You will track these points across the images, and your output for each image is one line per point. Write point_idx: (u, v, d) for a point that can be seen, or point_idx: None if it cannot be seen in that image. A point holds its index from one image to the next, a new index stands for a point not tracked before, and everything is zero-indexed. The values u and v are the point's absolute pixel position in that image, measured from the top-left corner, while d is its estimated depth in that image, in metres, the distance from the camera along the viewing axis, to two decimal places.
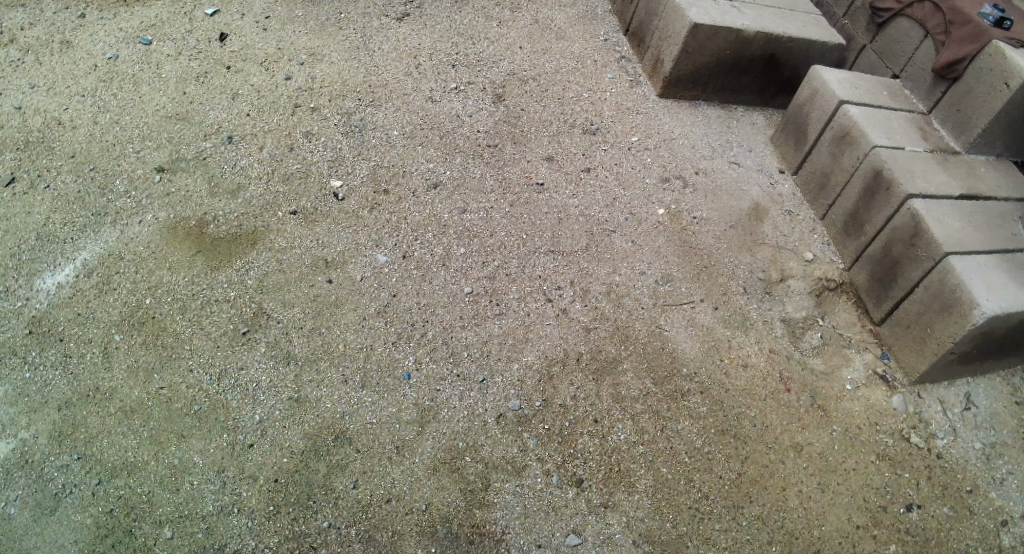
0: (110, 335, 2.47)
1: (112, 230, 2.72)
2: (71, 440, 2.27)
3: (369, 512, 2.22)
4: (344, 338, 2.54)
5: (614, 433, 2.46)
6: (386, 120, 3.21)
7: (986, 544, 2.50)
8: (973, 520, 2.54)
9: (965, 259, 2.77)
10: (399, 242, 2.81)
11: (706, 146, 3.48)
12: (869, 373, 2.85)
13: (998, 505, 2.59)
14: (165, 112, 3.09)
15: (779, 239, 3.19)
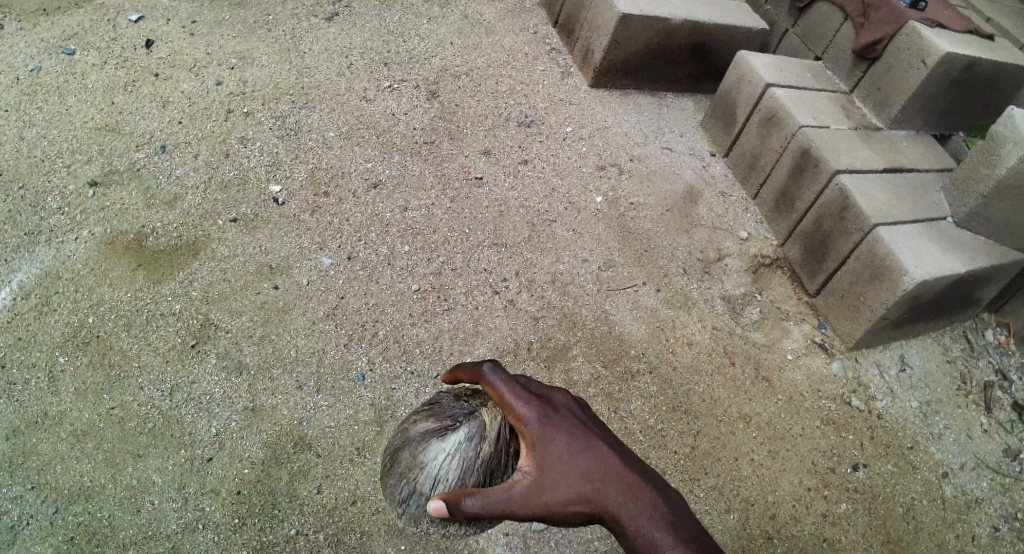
0: (54, 358, 2.41)
1: (47, 249, 2.65)
2: (23, 470, 2.21)
3: (335, 515, 2.23)
4: (295, 343, 2.53)
5: None
6: (321, 121, 3.18)
7: (930, 496, 2.64)
8: (916, 474, 2.69)
9: (892, 230, 2.92)
10: (342, 244, 2.80)
11: (638, 133, 3.55)
12: (809, 343, 2.97)
13: (938, 458, 2.75)
14: (94, 124, 3.01)
15: (714, 220, 3.28)
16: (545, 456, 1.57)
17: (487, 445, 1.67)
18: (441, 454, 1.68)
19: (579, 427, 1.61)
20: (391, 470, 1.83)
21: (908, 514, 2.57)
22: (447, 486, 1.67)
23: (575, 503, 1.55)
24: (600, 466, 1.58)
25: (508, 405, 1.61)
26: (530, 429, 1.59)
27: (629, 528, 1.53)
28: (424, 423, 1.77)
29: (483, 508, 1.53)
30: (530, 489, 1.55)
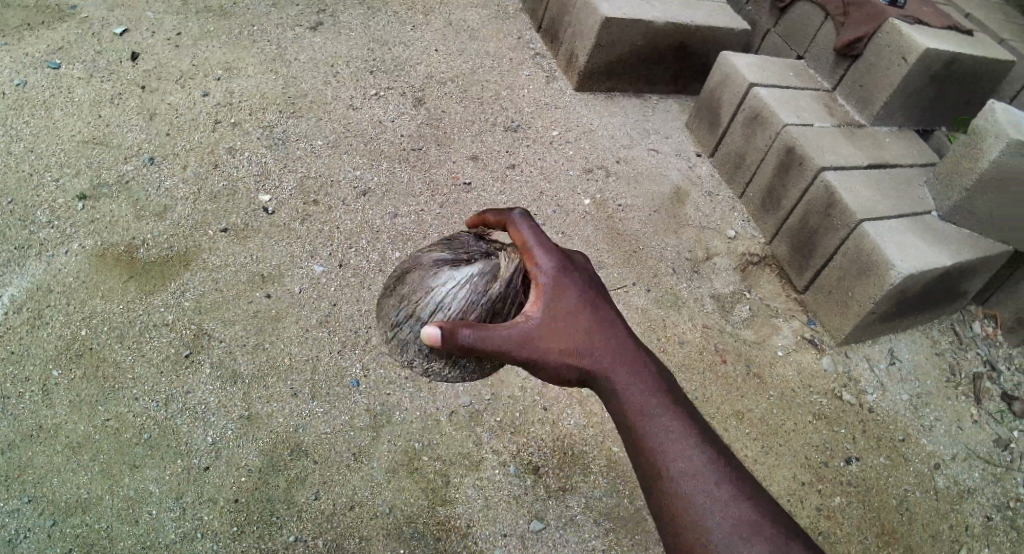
0: (48, 371, 2.41)
1: (38, 263, 2.64)
2: (18, 484, 2.20)
3: (333, 521, 2.24)
4: (288, 351, 2.54)
5: (564, 419, 2.53)
6: (309, 130, 3.19)
7: (922, 487, 2.67)
8: (908, 465, 2.72)
9: (877, 225, 2.95)
10: (333, 251, 2.81)
11: (624, 135, 3.58)
12: (799, 339, 3.01)
13: (929, 450, 2.78)
14: (82, 137, 3.01)
15: (702, 219, 3.31)
16: (552, 306, 1.68)
17: (496, 285, 1.86)
18: (451, 282, 1.89)
19: (590, 290, 1.72)
20: (394, 292, 2.04)
21: (902, 506, 2.60)
22: (449, 310, 1.87)
23: (569, 354, 1.66)
24: (602, 326, 1.69)
25: (530, 252, 1.72)
26: (545, 278, 1.70)
27: (616, 380, 1.65)
28: (440, 254, 1.98)
29: (477, 341, 1.62)
30: (531, 331, 1.66)
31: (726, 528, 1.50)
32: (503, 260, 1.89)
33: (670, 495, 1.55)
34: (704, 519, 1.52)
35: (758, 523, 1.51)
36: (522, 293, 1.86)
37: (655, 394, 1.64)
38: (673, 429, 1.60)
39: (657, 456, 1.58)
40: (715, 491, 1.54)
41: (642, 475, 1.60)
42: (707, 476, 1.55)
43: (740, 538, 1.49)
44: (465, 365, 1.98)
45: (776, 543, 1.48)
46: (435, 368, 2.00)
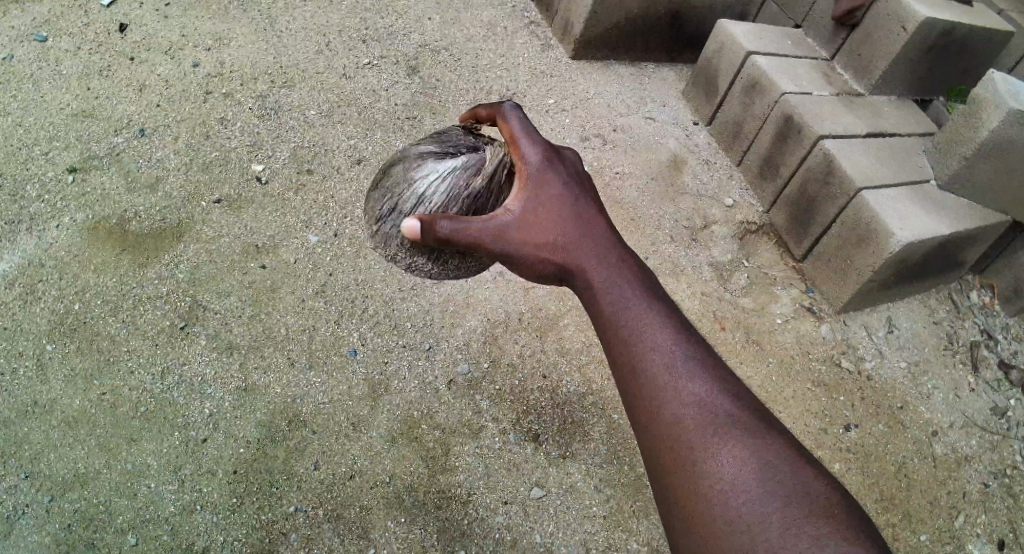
0: (41, 346, 2.39)
1: (29, 238, 2.61)
2: (14, 460, 2.19)
3: (333, 491, 2.24)
4: (285, 321, 2.52)
5: (564, 386, 2.52)
6: (302, 100, 3.14)
7: (921, 454, 2.67)
8: (906, 433, 2.72)
9: (877, 193, 2.93)
10: (329, 221, 2.78)
11: (620, 103, 3.53)
12: (798, 307, 3.00)
13: (927, 417, 2.78)
14: (71, 110, 2.95)
15: (700, 187, 3.29)
16: (535, 197, 1.69)
17: (479, 179, 1.82)
18: (433, 175, 1.83)
19: (574, 184, 1.74)
20: (378, 186, 1.97)
21: (900, 472, 2.60)
22: (429, 205, 1.82)
23: (548, 244, 1.67)
24: (582, 219, 1.71)
25: (517, 145, 1.75)
26: (530, 170, 1.71)
27: (592, 272, 1.67)
28: (426, 146, 1.92)
29: (455, 231, 1.63)
30: (512, 222, 1.67)
31: (702, 422, 1.51)
32: (489, 154, 1.85)
33: (644, 386, 1.57)
34: (678, 412, 1.53)
35: (733, 418, 1.52)
36: (505, 189, 1.83)
37: (630, 285, 1.66)
38: (651, 323, 1.62)
39: (632, 349, 1.60)
40: (691, 384, 1.56)
41: (615, 366, 1.63)
42: (683, 370, 1.57)
43: (715, 430, 1.50)
44: (446, 266, 1.92)
45: (750, 438, 1.49)
46: (416, 266, 1.94)
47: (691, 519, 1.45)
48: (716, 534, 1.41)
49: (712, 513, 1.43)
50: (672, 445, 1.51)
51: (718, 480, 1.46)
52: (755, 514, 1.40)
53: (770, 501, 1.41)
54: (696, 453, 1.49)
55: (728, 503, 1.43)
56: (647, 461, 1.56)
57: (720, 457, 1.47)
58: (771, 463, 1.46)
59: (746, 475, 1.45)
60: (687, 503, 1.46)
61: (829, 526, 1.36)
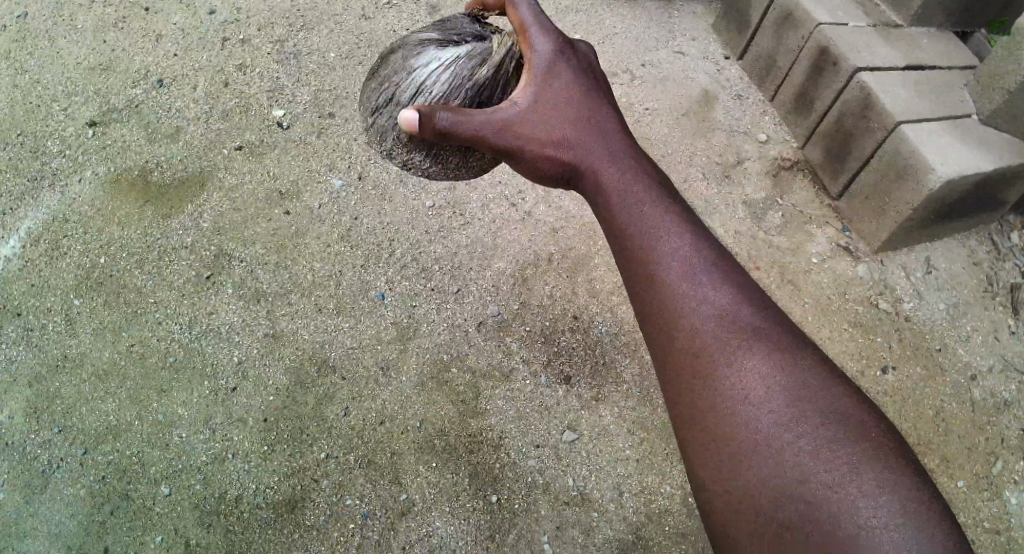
0: (70, 302, 2.40)
1: (52, 194, 2.60)
2: (48, 415, 2.23)
3: (364, 437, 2.24)
4: (312, 267, 2.49)
5: (595, 327, 2.47)
6: (320, 43, 3.02)
7: (959, 399, 2.58)
8: (945, 377, 2.62)
9: (916, 127, 2.79)
10: (352, 164, 2.71)
11: (648, 38, 3.37)
12: (834, 246, 2.90)
13: (966, 361, 2.67)
14: (87, 65, 2.90)
15: (732, 123, 3.17)
16: (544, 91, 1.63)
17: (483, 70, 1.72)
18: (435, 63, 1.73)
19: (585, 78, 1.67)
20: (375, 75, 1.86)
21: (937, 417, 2.53)
22: (430, 94, 1.72)
23: (557, 142, 1.63)
24: (592, 116, 1.66)
25: (527, 35, 1.67)
26: (540, 61, 1.64)
27: (601, 169, 1.63)
28: (427, 33, 1.81)
29: (456, 124, 1.57)
30: (518, 116, 1.61)
31: (722, 338, 1.48)
32: (495, 44, 1.74)
33: (660, 293, 1.54)
34: (698, 325, 1.49)
35: (755, 331, 1.48)
36: (512, 82, 1.73)
37: (639, 184, 1.63)
38: (666, 228, 1.58)
39: (647, 255, 1.56)
40: (711, 295, 1.52)
41: (628, 272, 1.60)
42: (702, 280, 1.53)
43: (739, 345, 1.47)
44: (444, 164, 1.81)
45: (776, 354, 1.45)
46: (412, 163, 1.83)
47: (713, 439, 1.42)
48: (741, 456, 1.38)
49: (735, 434, 1.40)
50: (691, 362, 1.48)
51: (741, 398, 1.42)
52: (781, 435, 1.36)
53: (797, 421, 1.36)
54: (716, 372, 1.46)
55: (752, 423, 1.39)
56: (662, 367, 1.54)
57: (743, 374, 1.44)
58: (799, 382, 1.41)
59: (772, 394, 1.40)
60: (708, 422, 1.43)
61: (860, 448, 1.31)
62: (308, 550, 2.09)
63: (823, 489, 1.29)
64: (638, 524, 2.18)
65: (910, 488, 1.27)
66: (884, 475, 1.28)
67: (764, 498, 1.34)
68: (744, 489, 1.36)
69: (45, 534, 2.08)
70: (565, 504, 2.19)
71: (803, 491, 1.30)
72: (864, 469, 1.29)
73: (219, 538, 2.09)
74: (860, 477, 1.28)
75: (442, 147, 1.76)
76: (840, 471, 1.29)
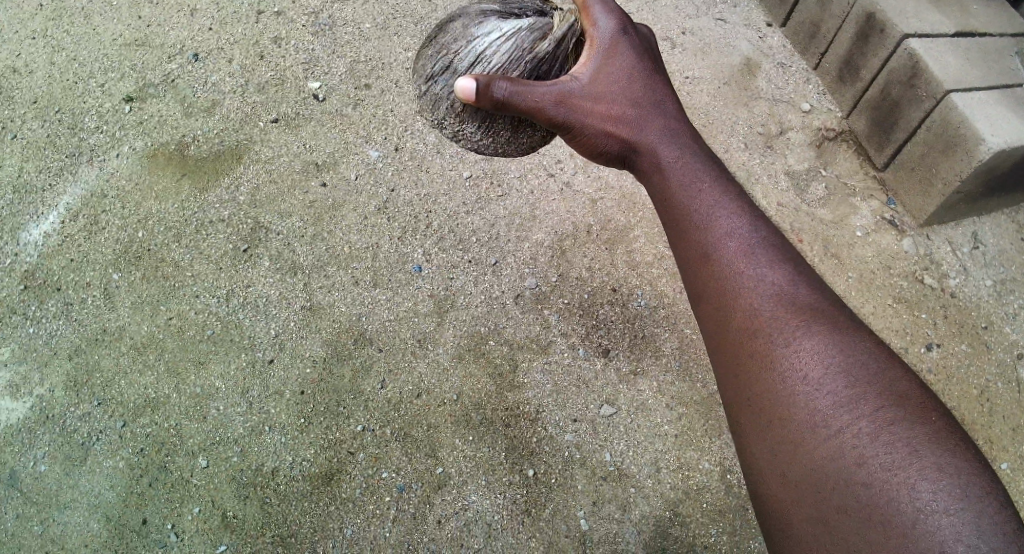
0: (108, 275, 2.42)
1: (90, 169, 2.61)
2: (87, 388, 2.25)
3: (401, 410, 2.22)
4: (348, 240, 2.48)
5: (634, 300, 2.43)
6: (356, 14, 2.99)
7: (1005, 378, 2.50)
8: (991, 355, 2.54)
9: (966, 96, 2.68)
10: (388, 135, 2.68)
11: (688, 5, 3.27)
12: (878, 219, 2.81)
13: (1013, 339, 2.57)
14: (123, 40, 2.90)
15: (774, 92, 3.08)
16: (604, 67, 1.61)
17: (544, 44, 1.65)
18: (496, 33, 1.66)
19: (645, 56, 1.63)
20: (432, 42, 1.77)
21: (982, 396, 2.45)
22: (489, 65, 1.65)
23: (614, 118, 1.60)
24: (651, 95, 1.62)
25: (588, 9, 1.64)
26: (602, 36, 1.62)
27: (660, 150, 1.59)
28: (488, 4, 1.74)
29: (513, 94, 1.55)
30: (577, 90, 1.59)
31: (781, 317, 1.40)
32: (556, 19, 1.68)
33: (717, 272, 1.48)
34: (756, 304, 1.42)
35: (814, 311, 1.40)
36: (571, 59, 1.67)
37: (700, 165, 1.57)
38: (722, 205, 1.52)
39: (704, 232, 1.51)
40: (770, 274, 1.44)
41: (683, 250, 1.53)
42: (760, 258, 1.46)
43: (799, 325, 1.38)
44: (496, 137, 1.73)
45: (837, 334, 1.36)
46: (463, 134, 1.74)
47: (768, 421, 1.36)
48: (798, 439, 1.30)
49: (793, 416, 1.32)
50: (748, 343, 1.41)
51: (800, 379, 1.34)
52: (840, 418, 1.28)
53: (857, 404, 1.27)
54: (773, 353, 1.38)
55: (809, 405, 1.31)
56: (717, 347, 1.48)
57: (801, 354, 1.36)
58: (860, 362, 1.32)
59: (832, 375, 1.32)
60: (765, 404, 1.36)
61: (922, 432, 1.22)
62: (345, 522, 2.09)
63: (882, 472, 1.21)
64: (675, 501, 2.15)
65: (972, 473, 1.18)
66: (946, 459, 1.19)
67: (820, 484, 1.26)
68: (801, 472, 1.29)
69: (86, 506, 2.11)
70: (603, 479, 2.16)
71: (861, 475, 1.22)
72: (924, 451, 1.20)
73: (256, 510, 2.10)
74: (920, 460, 1.19)
75: (496, 119, 1.68)
76: (899, 454, 1.21)
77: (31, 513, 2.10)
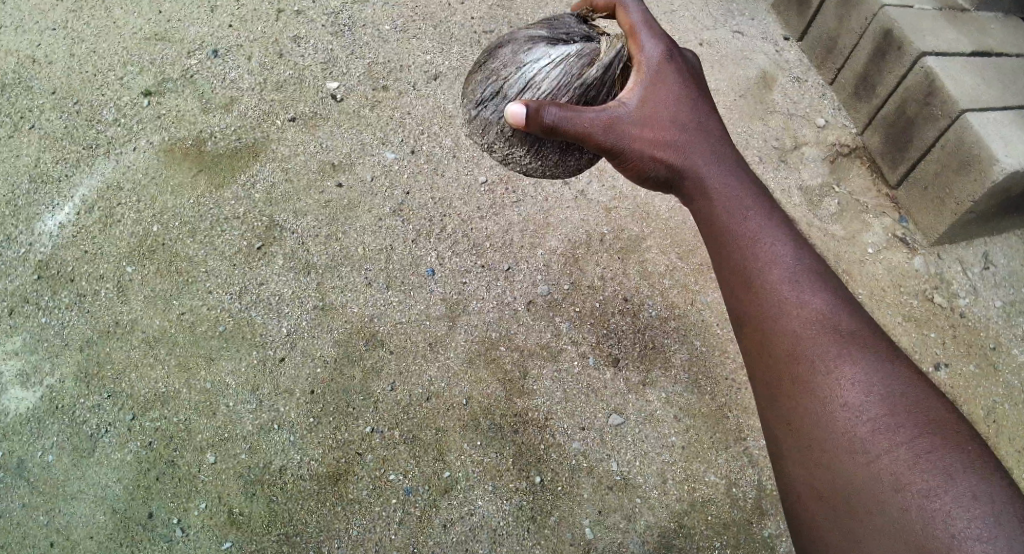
0: (122, 268, 2.43)
1: (107, 162, 2.63)
2: (98, 380, 2.26)
3: (409, 412, 2.23)
4: (362, 241, 2.49)
5: (645, 310, 2.43)
6: (376, 15, 3.00)
7: (1013, 400, 2.49)
8: (999, 377, 2.53)
9: (982, 115, 2.68)
10: (405, 138, 2.70)
11: (707, 17, 3.28)
12: (890, 237, 2.81)
13: (1022, 361, 2.57)
14: (143, 34, 2.91)
15: (790, 107, 3.09)
16: (652, 93, 1.67)
17: (592, 70, 1.72)
18: (545, 59, 1.73)
19: (691, 84, 1.70)
20: (482, 68, 1.85)
21: (989, 417, 2.45)
22: (539, 90, 1.73)
23: (663, 144, 1.66)
24: (697, 121, 1.68)
25: (636, 36, 1.72)
26: (649, 63, 1.69)
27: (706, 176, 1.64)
28: (535, 31, 1.81)
29: (563, 120, 1.60)
30: (627, 116, 1.65)
31: (823, 343, 1.45)
32: (603, 46, 1.76)
33: (760, 297, 1.53)
34: (797, 330, 1.47)
35: (854, 338, 1.45)
36: (618, 84, 1.74)
37: (745, 192, 1.63)
38: (766, 232, 1.58)
39: (748, 258, 1.56)
40: (812, 300, 1.49)
41: (726, 274, 1.59)
42: (802, 285, 1.51)
43: (838, 351, 1.43)
44: (543, 160, 1.80)
45: (876, 361, 1.41)
46: (512, 157, 1.81)
47: (807, 444, 1.41)
48: (836, 462, 1.36)
49: (831, 440, 1.38)
50: (790, 368, 1.47)
51: (840, 406, 1.39)
52: (879, 444, 1.33)
53: (896, 431, 1.33)
54: (813, 379, 1.43)
55: (849, 432, 1.36)
56: (758, 371, 1.53)
57: (842, 381, 1.41)
58: (898, 390, 1.37)
59: (872, 403, 1.37)
60: (805, 428, 1.42)
61: (958, 460, 1.27)
62: (350, 522, 2.09)
63: (919, 498, 1.26)
64: (680, 512, 2.15)
65: (1005, 501, 1.23)
66: (981, 487, 1.24)
67: (858, 508, 1.32)
68: (839, 496, 1.35)
69: (92, 498, 2.11)
70: (609, 488, 2.16)
71: (898, 499, 1.28)
72: (960, 479, 1.25)
73: (263, 508, 2.10)
74: (956, 487, 1.25)
75: (544, 144, 1.76)
76: (935, 482, 1.26)
77: (37, 503, 2.11)
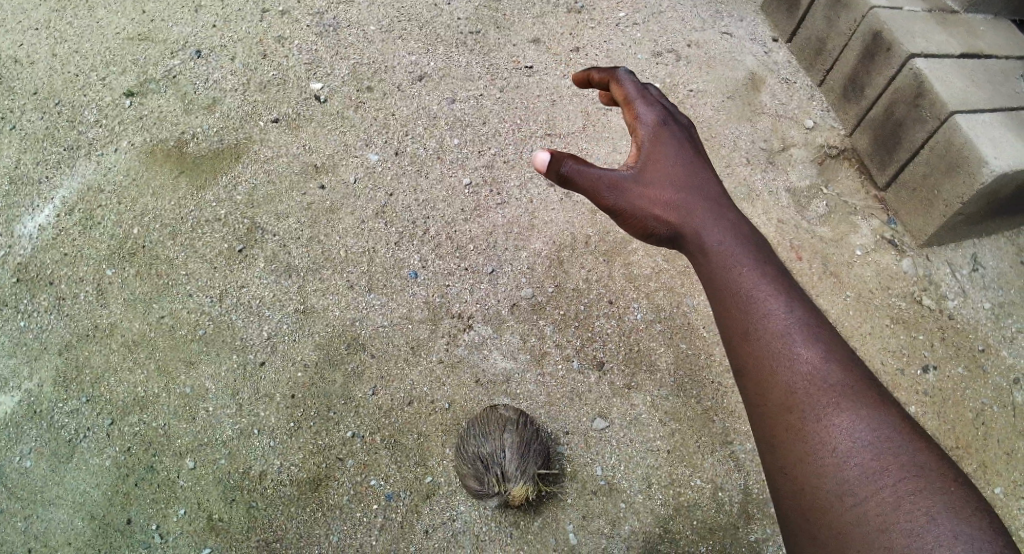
0: (102, 270, 2.40)
1: (88, 163, 2.60)
2: (77, 384, 2.23)
3: (391, 417, 2.20)
4: (345, 243, 2.46)
5: (630, 313, 2.41)
6: (361, 16, 2.98)
7: (1000, 402, 2.48)
8: (987, 379, 2.52)
9: (970, 117, 2.67)
10: (389, 139, 2.67)
11: (695, 18, 3.26)
12: (878, 238, 2.79)
13: (1010, 363, 2.56)
14: (126, 35, 2.88)
15: (778, 108, 3.07)
16: (649, 154, 1.73)
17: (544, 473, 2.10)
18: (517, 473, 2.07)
19: (687, 146, 1.76)
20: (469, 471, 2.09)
21: (977, 419, 2.43)
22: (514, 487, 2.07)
23: (661, 201, 1.69)
24: (694, 180, 1.72)
25: (631, 105, 1.80)
26: (645, 126, 1.76)
27: (704, 232, 1.66)
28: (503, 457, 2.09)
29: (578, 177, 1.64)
30: (627, 176, 1.70)
31: (813, 394, 1.44)
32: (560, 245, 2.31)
33: (758, 352, 1.52)
34: (791, 382, 1.47)
35: (844, 388, 1.44)
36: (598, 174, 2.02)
37: (741, 245, 1.63)
38: (761, 287, 1.57)
39: (744, 313, 1.55)
40: (806, 352, 1.48)
41: (726, 333, 1.58)
42: (797, 338, 1.50)
43: (828, 403, 1.43)
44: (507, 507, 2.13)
45: (865, 409, 1.41)
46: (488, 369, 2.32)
47: (799, 489, 1.41)
48: (825, 503, 1.37)
49: (822, 483, 1.38)
50: (783, 418, 1.46)
51: (828, 453, 1.39)
52: (865, 488, 1.34)
53: (882, 474, 1.34)
54: (803, 427, 1.43)
55: (838, 478, 1.37)
56: (756, 423, 1.51)
57: (831, 428, 1.41)
58: (887, 438, 1.37)
59: (861, 449, 1.37)
60: (798, 473, 1.41)
61: (941, 501, 1.29)
62: (331, 528, 2.06)
63: (902, 538, 1.27)
64: (665, 517, 2.12)
65: (985, 538, 1.24)
66: (960, 527, 1.25)
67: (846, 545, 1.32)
68: (829, 538, 1.35)
69: (70, 503, 2.08)
70: (593, 493, 2.14)
71: (883, 541, 1.29)
72: (942, 519, 1.26)
73: (242, 515, 2.07)
74: (938, 527, 1.26)
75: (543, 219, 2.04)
76: (919, 521, 1.27)
77: (14, 509, 2.07)
